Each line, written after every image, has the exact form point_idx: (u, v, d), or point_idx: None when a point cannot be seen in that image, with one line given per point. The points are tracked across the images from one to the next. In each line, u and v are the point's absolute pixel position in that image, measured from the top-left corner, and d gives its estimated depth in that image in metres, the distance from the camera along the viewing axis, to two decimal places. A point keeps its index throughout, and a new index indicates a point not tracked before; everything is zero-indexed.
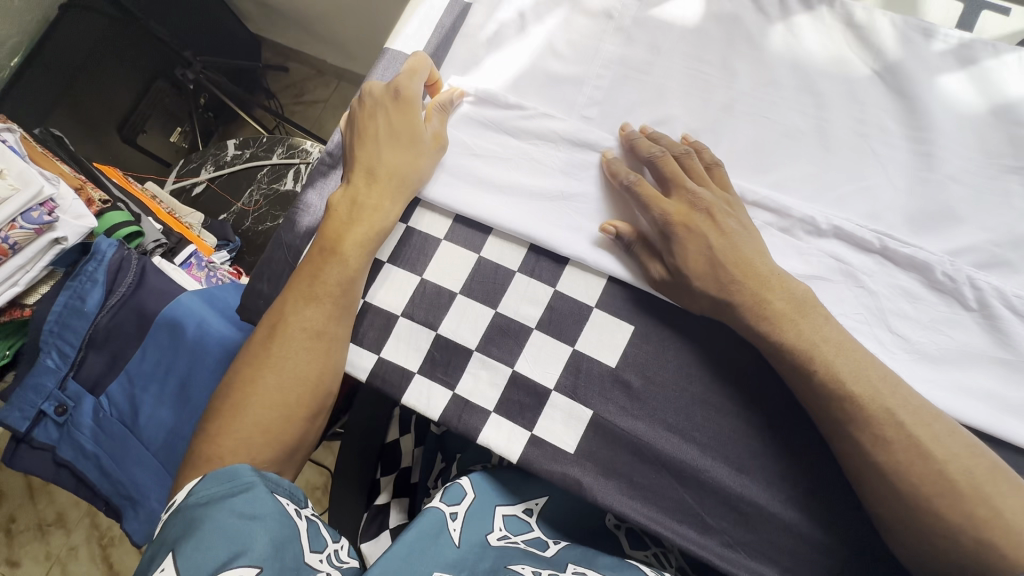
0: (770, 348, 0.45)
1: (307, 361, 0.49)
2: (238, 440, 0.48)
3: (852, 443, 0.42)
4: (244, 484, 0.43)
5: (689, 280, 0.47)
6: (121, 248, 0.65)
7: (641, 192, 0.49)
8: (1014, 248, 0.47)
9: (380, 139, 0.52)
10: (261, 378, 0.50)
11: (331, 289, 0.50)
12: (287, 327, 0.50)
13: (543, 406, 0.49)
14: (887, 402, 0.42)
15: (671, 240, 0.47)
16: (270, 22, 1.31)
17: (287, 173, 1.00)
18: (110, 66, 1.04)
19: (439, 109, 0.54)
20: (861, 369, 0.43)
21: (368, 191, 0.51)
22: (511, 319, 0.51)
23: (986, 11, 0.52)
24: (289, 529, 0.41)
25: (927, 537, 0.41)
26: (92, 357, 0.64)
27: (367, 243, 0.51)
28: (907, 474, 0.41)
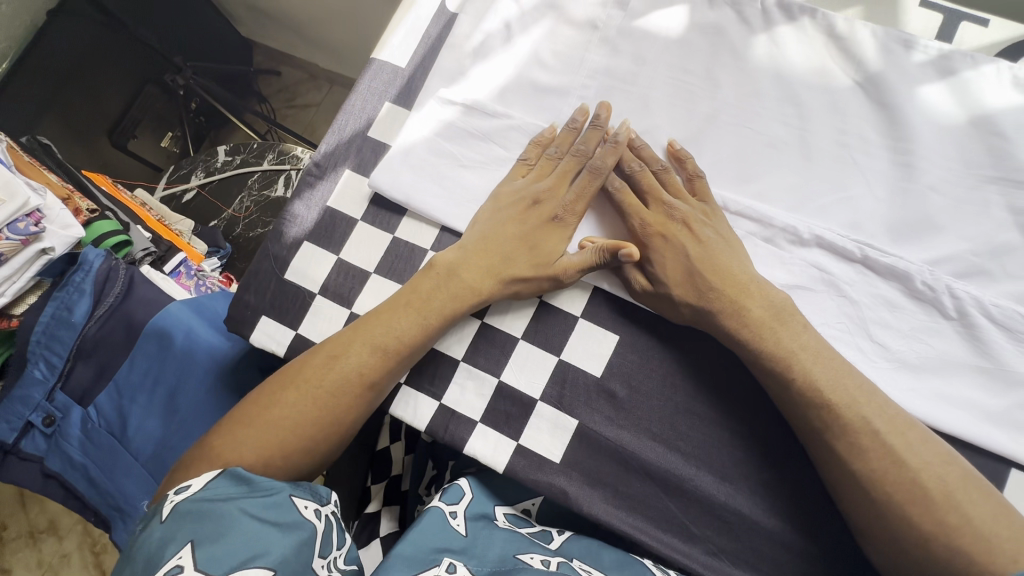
0: (751, 357, 0.45)
1: (351, 408, 0.48)
2: (251, 456, 0.46)
3: (829, 451, 0.43)
4: (264, 488, 0.43)
5: (668, 289, 0.48)
6: (109, 258, 0.65)
7: (625, 201, 0.50)
8: (992, 257, 0.48)
9: (514, 241, 0.50)
10: (304, 407, 0.47)
11: (401, 347, 0.48)
12: (343, 365, 0.47)
13: (528, 416, 0.49)
14: (865, 411, 0.42)
15: (649, 248, 0.49)
16: (260, 26, 1.31)
17: (278, 180, 1.00)
18: (100, 72, 1.03)
19: (597, 254, 0.48)
20: (840, 378, 0.43)
21: (472, 265, 0.50)
22: (498, 329, 0.51)
23: (964, 22, 0.53)
24: (307, 531, 0.41)
25: (901, 545, 0.41)
26: (80, 368, 0.64)
27: (451, 316, 0.49)
28: (882, 483, 0.41)
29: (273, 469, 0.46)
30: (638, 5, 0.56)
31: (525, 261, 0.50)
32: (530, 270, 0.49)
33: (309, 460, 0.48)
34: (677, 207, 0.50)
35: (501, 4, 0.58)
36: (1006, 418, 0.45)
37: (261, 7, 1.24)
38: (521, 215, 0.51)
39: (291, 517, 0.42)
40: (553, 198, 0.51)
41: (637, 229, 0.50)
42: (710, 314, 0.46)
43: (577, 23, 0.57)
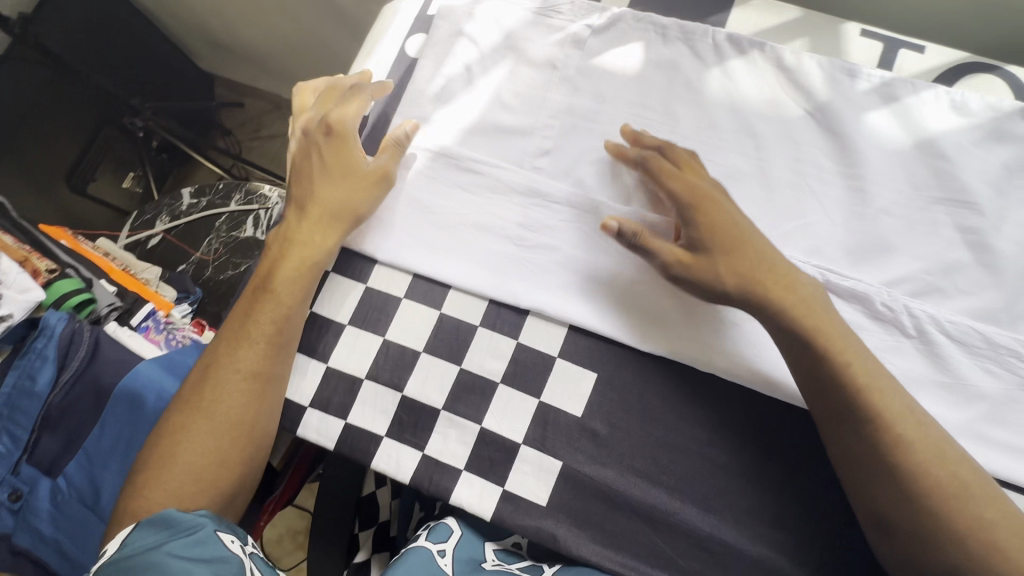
0: (795, 341, 0.45)
1: (242, 402, 0.50)
2: (168, 490, 0.48)
3: (871, 443, 0.42)
4: (184, 527, 0.43)
5: (714, 251, 0.47)
6: (71, 321, 0.64)
7: (660, 169, 0.50)
8: (945, 275, 0.50)
9: (324, 180, 0.54)
10: (195, 422, 0.49)
11: (265, 329, 0.51)
12: (220, 370, 0.51)
13: (513, 460, 0.49)
14: (906, 401, 0.43)
15: (693, 213, 0.48)
16: (220, 59, 1.29)
17: (246, 221, 0.99)
18: (54, 118, 1.01)
19: (393, 144, 0.55)
20: (874, 366, 0.44)
21: (298, 224, 0.53)
22: (476, 375, 0.51)
23: (903, 50, 0.55)
24: (235, 565, 0.42)
25: (938, 542, 0.40)
26: (47, 438, 0.62)
27: (300, 278, 0.52)
28: (926, 476, 0.41)
29: (193, 495, 0.48)
30: (595, 44, 0.57)
31: (337, 185, 0.53)
32: (344, 186, 0.53)
33: (224, 471, 0.49)
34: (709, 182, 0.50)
35: (460, 47, 0.59)
36: (973, 432, 0.47)
37: (221, 42, 1.22)
38: (312, 152, 0.55)
39: (219, 552, 0.43)
40: (344, 149, 0.54)
41: (682, 192, 0.49)
42: (749, 286, 0.46)
43: (537, 64, 0.58)
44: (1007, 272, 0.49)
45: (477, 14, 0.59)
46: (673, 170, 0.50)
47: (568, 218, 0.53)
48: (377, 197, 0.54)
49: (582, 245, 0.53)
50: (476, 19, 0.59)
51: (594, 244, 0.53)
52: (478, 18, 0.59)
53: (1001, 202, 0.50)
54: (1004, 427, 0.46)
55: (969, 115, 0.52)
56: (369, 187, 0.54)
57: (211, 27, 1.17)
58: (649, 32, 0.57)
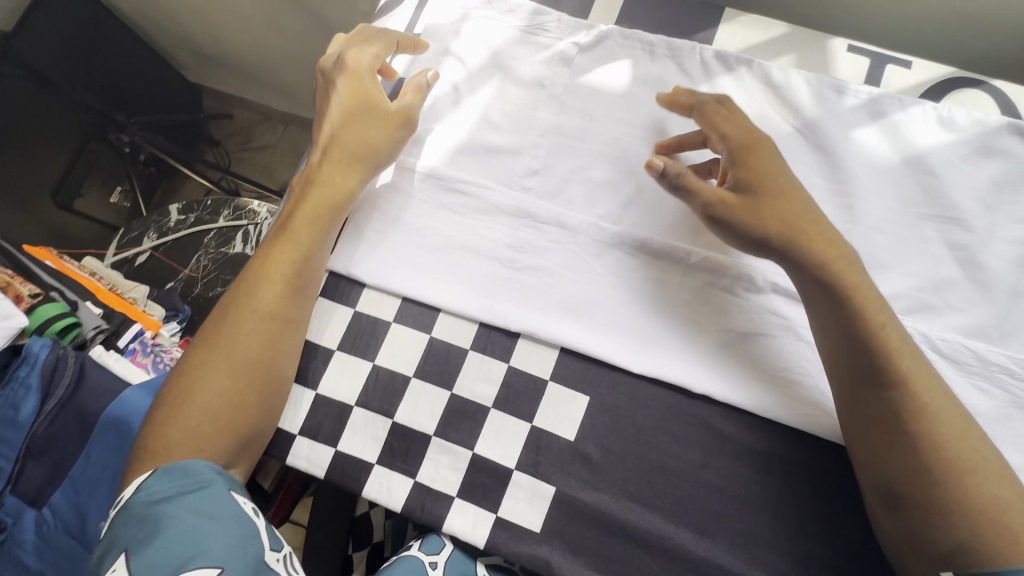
0: (829, 295, 0.45)
1: (263, 340, 0.49)
2: (186, 431, 0.47)
3: (893, 411, 0.42)
4: (200, 482, 0.44)
5: (758, 191, 0.47)
6: (55, 348, 0.62)
7: (710, 113, 0.50)
8: (936, 291, 0.50)
9: (344, 121, 0.53)
10: (210, 361, 0.48)
11: (285, 270, 0.51)
12: (239, 311, 0.50)
13: (506, 486, 0.49)
14: (931, 370, 0.43)
15: (740, 157, 0.48)
16: (207, 70, 1.27)
17: (235, 237, 0.98)
18: (36, 135, 1.00)
19: (413, 87, 0.54)
20: (904, 334, 0.44)
21: (321, 167, 0.53)
22: (467, 399, 0.51)
23: (890, 65, 0.56)
24: (247, 527, 0.42)
25: (949, 517, 0.40)
26: (31, 468, 0.61)
27: (320, 219, 0.52)
28: (940, 449, 0.41)
29: (207, 435, 0.47)
30: (582, 62, 0.57)
31: (358, 125, 0.53)
32: (365, 125, 0.53)
33: (241, 417, 0.48)
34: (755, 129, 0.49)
35: (446, 67, 0.58)
36: None
37: (209, 54, 1.20)
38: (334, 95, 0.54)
39: (232, 510, 0.43)
40: (360, 87, 0.54)
41: (734, 133, 0.49)
42: (790, 229, 0.46)
43: (524, 82, 0.57)
44: (998, 288, 0.49)
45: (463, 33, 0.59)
46: (726, 113, 0.50)
47: (558, 239, 0.53)
48: (394, 138, 0.54)
49: (573, 266, 0.52)
50: (463, 39, 0.59)
51: (584, 265, 0.52)
52: (465, 36, 0.59)
53: (990, 218, 0.50)
54: (1000, 445, 0.46)
55: (957, 131, 0.52)
56: (387, 126, 0.53)
57: (198, 40, 1.16)
58: (636, 50, 0.57)
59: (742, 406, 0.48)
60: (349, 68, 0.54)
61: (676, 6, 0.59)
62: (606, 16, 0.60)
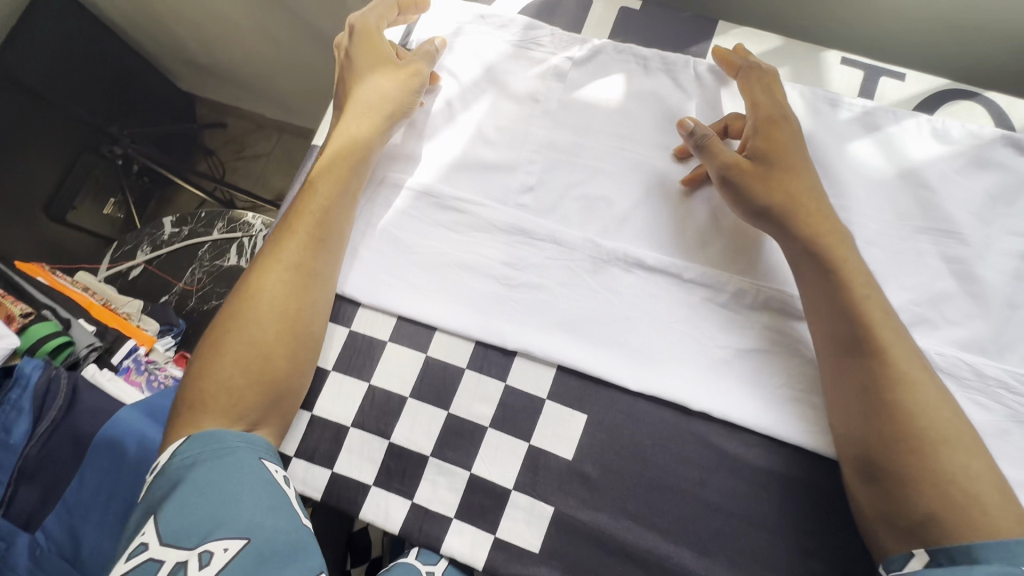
0: (820, 264, 0.47)
1: (288, 289, 0.49)
2: (220, 385, 0.47)
3: (872, 380, 0.43)
4: (229, 447, 0.44)
5: (771, 157, 0.49)
6: (47, 369, 0.62)
7: (748, 81, 0.52)
8: (932, 305, 0.50)
9: (363, 84, 0.55)
10: (241, 316, 0.49)
11: (307, 223, 0.51)
12: (266, 266, 0.51)
13: (504, 507, 0.48)
14: (908, 342, 0.44)
15: (759, 131, 0.50)
16: (200, 80, 1.26)
17: (230, 249, 0.97)
18: (30, 149, 0.99)
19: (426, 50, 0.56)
20: (883, 308, 0.45)
21: (343, 126, 0.54)
22: (464, 419, 0.50)
23: (883, 77, 0.56)
24: (276, 496, 0.43)
25: (921, 487, 0.40)
26: (24, 490, 0.61)
27: (341, 173, 0.53)
28: (915, 419, 0.41)
29: (239, 388, 0.47)
30: (576, 77, 0.57)
31: (379, 87, 0.55)
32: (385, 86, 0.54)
33: (270, 368, 0.48)
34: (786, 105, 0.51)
35: (440, 82, 0.58)
36: None
37: (202, 63, 1.19)
38: (355, 64, 0.56)
39: (260, 477, 0.43)
40: (377, 50, 0.56)
41: (762, 103, 0.51)
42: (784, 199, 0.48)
43: (518, 96, 0.57)
44: (994, 302, 0.49)
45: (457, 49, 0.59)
46: (768, 83, 0.52)
47: (554, 255, 0.53)
48: (411, 94, 0.55)
49: (569, 283, 0.52)
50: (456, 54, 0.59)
51: (580, 281, 0.52)
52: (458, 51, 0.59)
53: (985, 231, 0.50)
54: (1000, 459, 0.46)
55: (951, 143, 0.52)
56: (405, 82, 0.55)
57: (190, 50, 1.16)
58: (630, 64, 0.57)
59: (739, 423, 0.48)
60: (366, 33, 0.56)
61: (669, 20, 0.59)
62: (599, 30, 0.60)
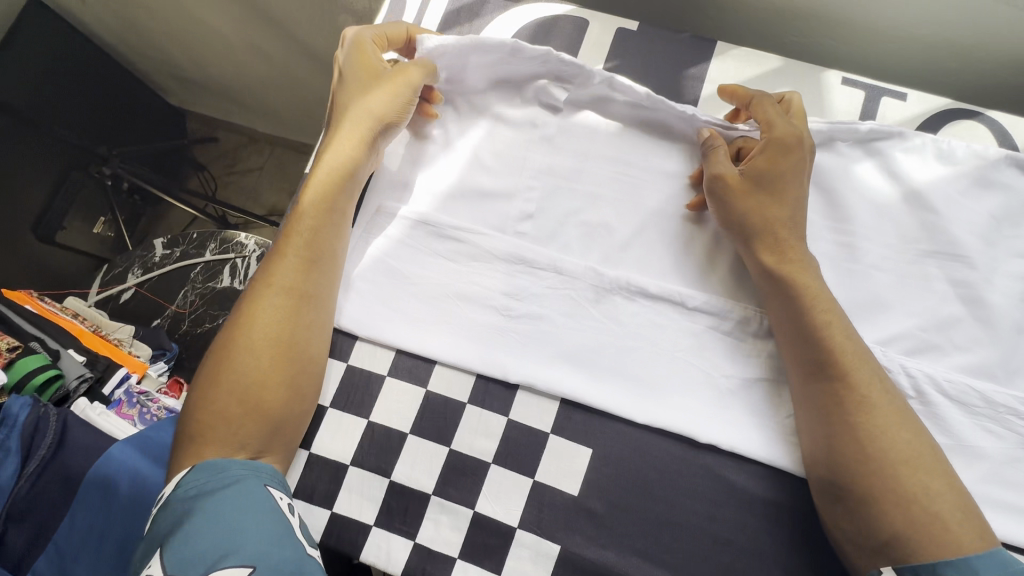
0: (786, 289, 0.46)
1: (283, 315, 0.47)
2: (217, 418, 0.45)
3: (835, 403, 0.43)
4: (233, 477, 0.42)
5: (775, 179, 0.48)
6: (35, 407, 0.60)
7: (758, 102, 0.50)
8: (940, 331, 0.49)
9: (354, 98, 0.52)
10: (236, 344, 0.47)
11: (299, 245, 0.49)
12: (259, 291, 0.48)
13: (509, 545, 0.47)
14: (872, 366, 0.44)
15: (770, 150, 0.48)
16: (191, 95, 1.24)
17: (223, 271, 0.95)
18: (20, 172, 0.98)
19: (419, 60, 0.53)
20: (849, 334, 0.45)
21: (334, 142, 0.52)
22: (466, 455, 0.49)
23: (885, 98, 0.55)
24: (284, 523, 0.41)
25: (885, 507, 0.40)
26: (13, 532, 0.58)
27: (334, 192, 0.51)
28: (879, 439, 0.41)
29: (239, 419, 0.45)
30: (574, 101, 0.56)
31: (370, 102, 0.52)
32: (376, 98, 0.52)
33: (268, 398, 0.46)
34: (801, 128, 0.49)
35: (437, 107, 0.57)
36: (979, 495, 0.45)
37: (193, 79, 1.18)
38: (346, 76, 0.54)
39: (268, 505, 0.42)
40: (365, 59, 0.53)
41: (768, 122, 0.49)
42: (752, 225, 0.48)
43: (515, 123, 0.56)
44: (1002, 327, 0.48)
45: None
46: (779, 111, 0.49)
47: (555, 284, 0.52)
48: (401, 101, 0.51)
49: (572, 313, 0.51)
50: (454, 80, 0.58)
51: (582, 312, 0.51)
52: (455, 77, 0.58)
53: (991, 254, 0.50)
54: (1011, 487, 0.45)
55: (955, 164, 0.51)
56: (393, 88, 0.51)
57: (179, 66, 1.14)
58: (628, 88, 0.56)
59: (747, 456, 0.47)
60: (355, 41, 0.54)
61: (667, 41, 0.58)
62: (595, 51, 0.59)
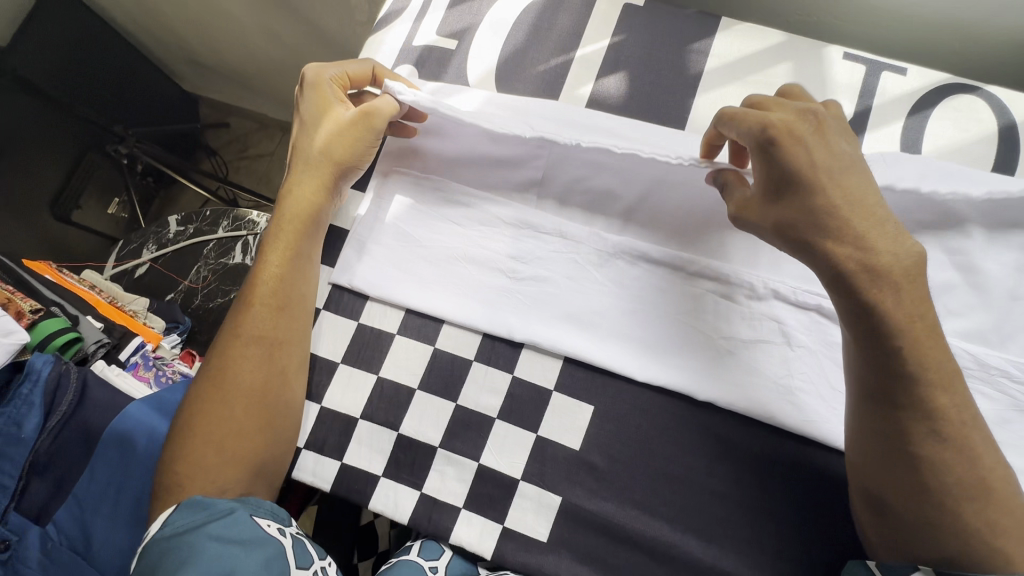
0: (857, 303, 0.40)
1: (255, 362, 0.49)
2: (196, 466, 0.47)
3: (902, 432, 0.40)
4: (221, 510, 0.43)
5: (795, 194, 0.41)
6: (57, 364, 0.62)
7: (731, 114, 0.45)
8: (933, 297, 0.50)
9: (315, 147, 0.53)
10: (211, 394, 0.49)
11: (269, 292, 0.51)
12: (232, 341, 0.50)
13: (512, 497, 0.49)
14: (958, 393, 0.40)
15: (771, 154, 0.42)
16: (204, 79, 1.26)
17: (235, 247, 0.97)
18: (39, 147, 1.00)
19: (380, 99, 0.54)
20: (940, 356, 0.39)
21: (297, 192, 0.53)
22: (473, 411, 0.51)
23: (885, 72, 0.56)
24: (272, 548, 0.42)
25: (939, 537, 0.39)
26: (35, 485, 0.61)
27: (301, 238, 0.53)
28: (948, 473, 0.39)
29: (218, 463, 0.47)
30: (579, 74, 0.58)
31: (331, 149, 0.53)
32: (337, 145, 0.53)
33: (246, 442, 0.48)
34: (786, 114, 0.43)
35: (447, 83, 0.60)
36: None
37: (206, 63, 1.20)
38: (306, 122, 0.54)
39: (256, 534, 0.43)
40: (321, 107, 0.54)
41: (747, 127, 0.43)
42: (798, 229, 0.41)
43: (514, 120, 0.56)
44: (996, 294, 0.50)
45: (454, 95, 0.57)
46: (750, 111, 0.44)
47: (559, 248, 0.53)
48: (362, 146, 0.53)
49: (575, 277, 0.53)
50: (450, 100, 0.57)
51: (585, 274, 0.53)
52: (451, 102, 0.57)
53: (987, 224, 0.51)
54: (998, 447, 0.47)
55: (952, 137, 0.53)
56: (355, 135, 0.52)
57: (194, 49, 1.16)
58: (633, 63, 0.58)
59: (743, 414, 0.49)
60: (311, 87, 0.54)
61: (672, 16, 0.60)
62: (602, 25, 0.60)
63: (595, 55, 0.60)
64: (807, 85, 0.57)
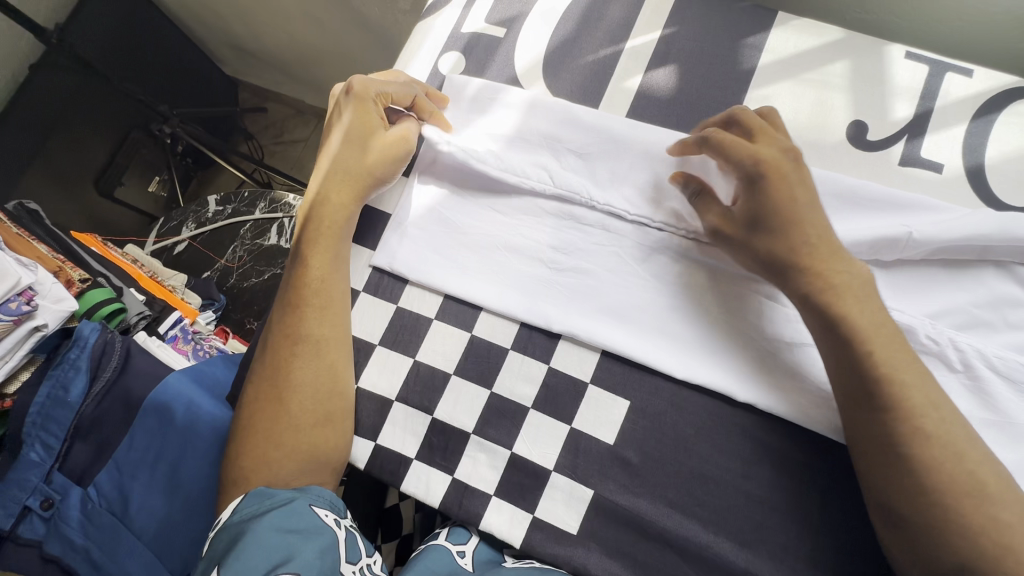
0: (831, 320, 0.42)
1: (304, 361, 0.51)
2: (260, 460, 0.49)
3: (889, 436, 0.40)
4: (283, 499, 0.45)
5: (763, 227, 0.45)
6: (103, 332, 0.64)
7: (722, 143, 0.48)
8: (993, 308, 0.48)
9: (355, 160, 0.54)
10: (267, 395, 0.51)
11: (315, 294, 0.52)
12: (283, 344, 0.52)
13: (543, 487, 0.49)
14: (932, 392, 0.40)
15: (755, 188, 0.46)
16: (245, 64, 1.28)
17: (270, 229, 0.98)
18: (87, 124, 1.03)
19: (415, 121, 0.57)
20: (911, 365, 0.41)
21: (336, 202, 0.54)
22: (507, 398, 0.51)
23: (950, 73, 0.54)
24: (329, 537, 0.43)
25: (947, 538, 0.38)
26: (78, 446, 0.63)
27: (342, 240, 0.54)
28: (939, 473, 0.38)
29: (280, 458, 0.49)
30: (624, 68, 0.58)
31: (371, 164, 0.54)
32: (378, 162, 0.54)
33: (304, 437, 0.50)
34: (770, 149, 0.47)
35: (493, 73, 0.60)
36: None
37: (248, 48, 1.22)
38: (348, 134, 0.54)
39: (314, 523, 0.44)
40: (367, 117, 0.54)
41: (743, 158, 0.46)
42: (777, 255, 0.45)
43: (558, 121, 0.56)
44: None
45: (490, 108, 0.58)
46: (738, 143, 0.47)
47: (602, 241, 0.53)
48: (399, 164, 0.55)
49: (616, 269, 0.52)
50: (492, 109, 0.58)
51: (627, 268, 0.52)
52: (489, 112, 0.58)
53: None
54: None
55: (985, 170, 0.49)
56: (394, 154, 0.55)
57: (237, 34, 1.18)
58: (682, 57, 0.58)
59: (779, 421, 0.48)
60: (357, 100, 0.54)
61: (726, 10, 0.59)
62: (654, 18, 0.60)
63: (644, 47, 0.59)
64: (865, 84, 0.55)
